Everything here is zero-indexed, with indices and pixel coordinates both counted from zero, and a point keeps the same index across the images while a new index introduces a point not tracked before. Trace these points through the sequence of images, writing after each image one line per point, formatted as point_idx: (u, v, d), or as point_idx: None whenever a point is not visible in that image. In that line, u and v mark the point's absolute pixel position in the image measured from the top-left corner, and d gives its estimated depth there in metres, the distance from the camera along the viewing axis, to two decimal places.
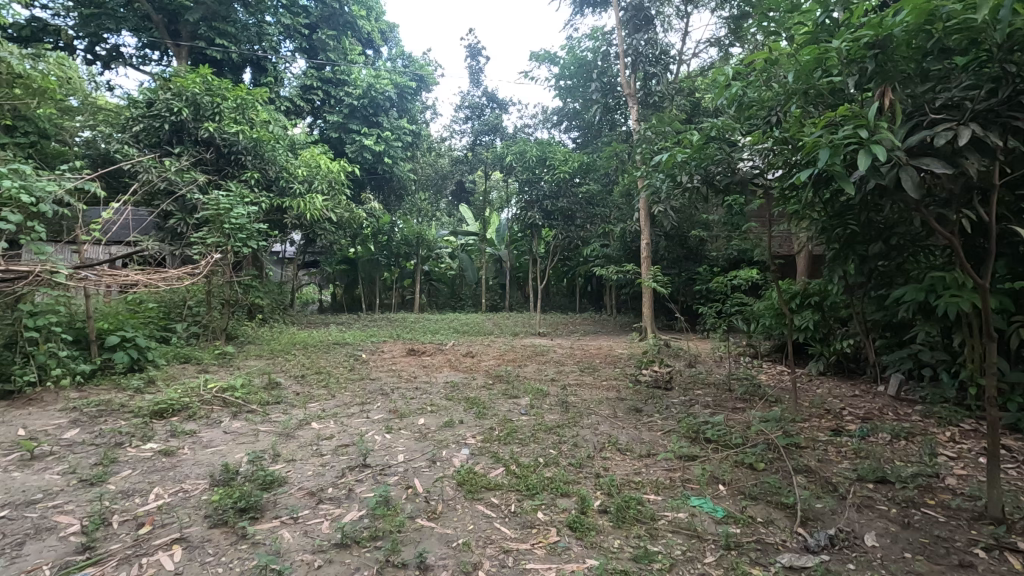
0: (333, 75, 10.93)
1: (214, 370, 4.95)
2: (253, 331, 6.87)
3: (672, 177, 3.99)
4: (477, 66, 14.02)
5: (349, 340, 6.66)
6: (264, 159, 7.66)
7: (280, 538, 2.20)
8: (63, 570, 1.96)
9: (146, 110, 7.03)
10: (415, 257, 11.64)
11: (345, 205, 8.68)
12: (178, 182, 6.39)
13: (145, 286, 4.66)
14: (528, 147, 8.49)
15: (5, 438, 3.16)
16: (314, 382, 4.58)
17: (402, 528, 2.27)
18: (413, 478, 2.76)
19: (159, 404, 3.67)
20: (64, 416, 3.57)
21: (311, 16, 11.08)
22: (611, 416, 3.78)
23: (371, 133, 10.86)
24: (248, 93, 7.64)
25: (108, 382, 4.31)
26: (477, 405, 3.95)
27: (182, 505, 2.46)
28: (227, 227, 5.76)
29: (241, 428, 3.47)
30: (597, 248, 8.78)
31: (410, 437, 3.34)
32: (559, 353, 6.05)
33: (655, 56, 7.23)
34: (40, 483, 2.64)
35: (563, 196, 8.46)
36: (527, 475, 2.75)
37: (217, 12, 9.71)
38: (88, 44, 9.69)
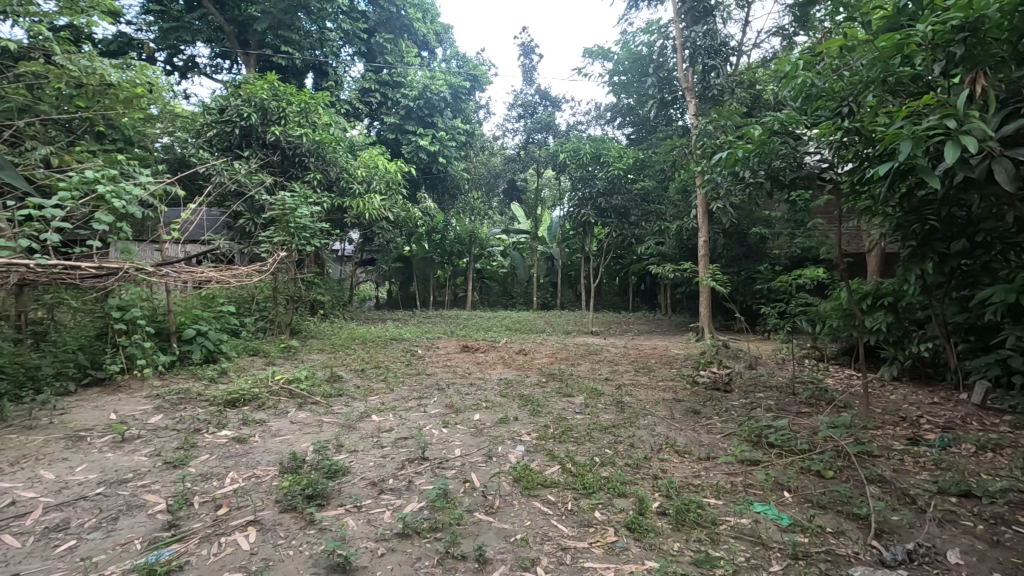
0: (390, 77, 11.24)
1: (281, 363, 5.20)
2: (315, 327, 7.16)
3: (734, 174, 3.86)
4: (529, 65, 14.02)
5: (405, 336, 6.84)
6: (326, 160, 7.95)
7: (345, 525, 2.29)
8: (152, 545, 2.12)
9: (218, 116, 7.45)
10: (467, 255, 11.79)
11: (402, 205, 8.90)
12: (248, 184, 6.73)
13: (219, 282, 4.94)
14: (582, 144, 8.42)
15: (99, 421, 3.44)
16: (374, 376, 4.74)
17: (461, 521, 2.31)
18: (470, 472, 2.80)
19: (232, 393, 3.89)
20: (149, 402, 3.85)
21: (370, 21, 11.48)
22: (668, 417, 3.71)
23: (426, 133, 11.06)
24: (311, 97, 7.95)
25: (186, 372, 4.61)
26: (531, 403, 3.96)
27: (256, 489, 2.60)
28: (292, 227, 6.03)
29: (307, 418, 3.63)
30: (652, 246, 8.61)
31: (466, 432, 3.40)
32: (613, 353, 5.99)
33: (713, 48, 6.95)
34: (131, 463, 2.86)
35: (617, 194, 8.33)
36: (584, 474, 2.74)
37: (282, 21, 10.17)
38: (167, 56, 10.38)
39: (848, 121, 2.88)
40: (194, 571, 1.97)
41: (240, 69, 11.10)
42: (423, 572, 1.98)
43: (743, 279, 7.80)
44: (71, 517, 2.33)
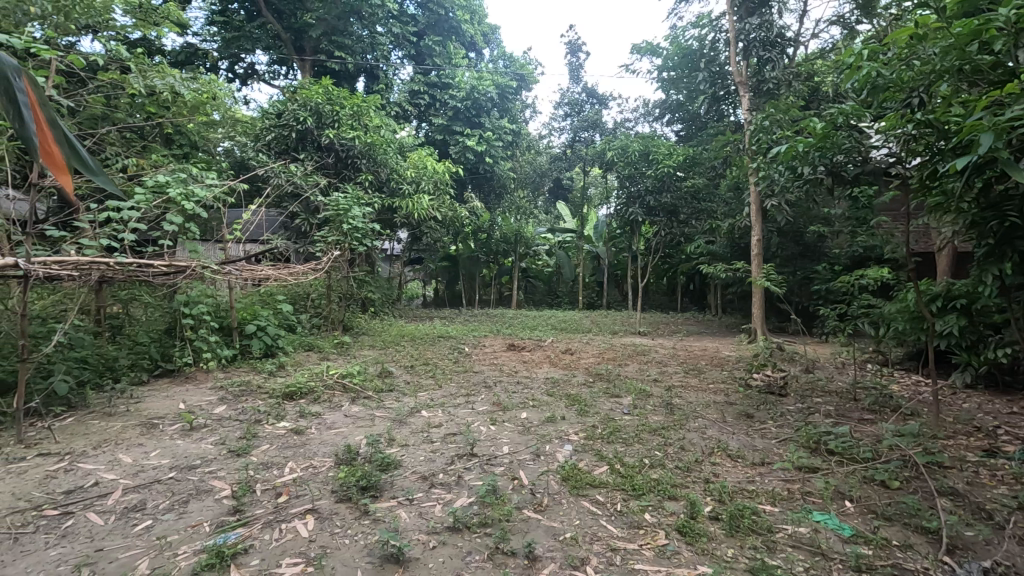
0: (438, 78, 11.42)
1: (334, 358, 5.38)
2: (366, 323, 7.35)
3: (792, 170, 3.72)
4: (576, 64, 13.93)
5: (452, 334, 6.94)
6: (377, 162, 8.15)
7: (398, 517, 2.35)
8: (219, 529, 2.24)
9: (276, 120, 7.78)
10: (513, 254, 11.82)
11: (449, 205, 9.06)
12: (303, 185, 6.99)
13: (277, 280, 5.18)
14: (630, 142, 8.30)
15: (170, 410, 3.65)
16: (422, 372, 4.84)
17: (510, 517, 2.34)
18: (519, 470, 2.82)
19: (289, 387, 4.06)
20: (214, 393, 4.06)
21: (419, 24, 11.73)
22: (720, 420, 3.62)
23: (473, 133, 11.17)
24: (363, 101, 8.17)
25: (246, 365, 4.85)
26: (578, 403, 3.95)
27: (314, 479, 2.70)
28: (345, 226, 6.23)
29: (360, 412, 3.75)
30: (702, 245, 8.40)
31: (514, 430, 3.43)
32: (661, 354, 5.89)
33: (769, 40, 6.72)
34: (199, 450, 3.03)
35: (666, 192, 8.16)
36: (633, 476, 2.71)
37: (336, 27, 10.52)
38: (229, 65, 10.90)
39: (919, 113, 2.74)
40: (259, 554, 2.07)
41: (296, 75, 11.53)
42: (474, 566, 2.01)
43: (799, 280, 7.51)
44: (147, 498, 2.49)
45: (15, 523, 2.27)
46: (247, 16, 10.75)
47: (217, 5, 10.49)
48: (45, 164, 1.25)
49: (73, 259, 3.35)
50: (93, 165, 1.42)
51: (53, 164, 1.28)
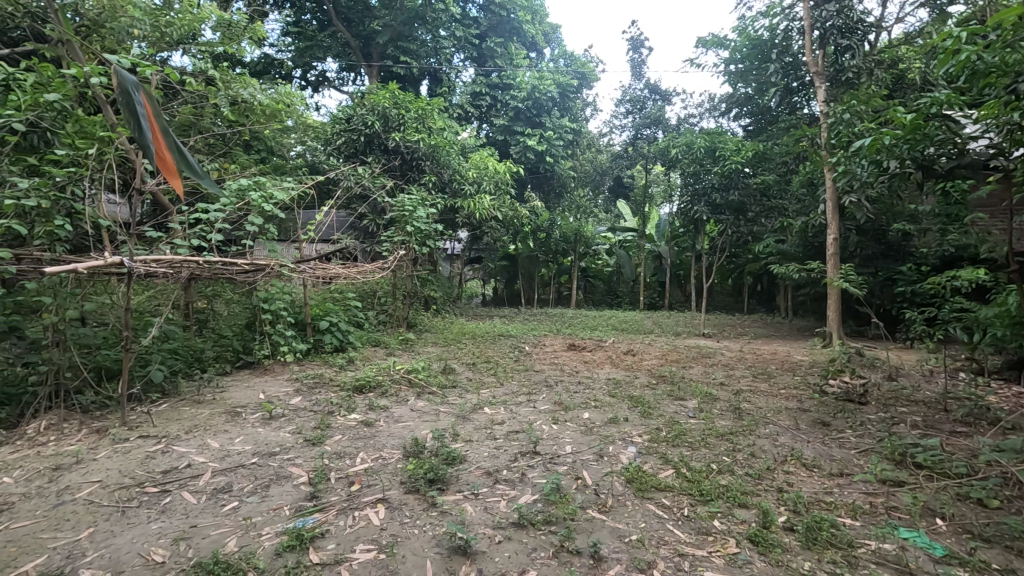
0: (500, 79, 11.54)
1: (399, 354, 5.57)
2: (428, 321, 7.53)
3: (876, 164, 3.52)
4: (638, 60, 13.66)
5: (513, 333, 6.99)
6: (440, 163, 8.35)
7: (464, 510, 2.41)
8: (298, 513, 2.37)
9: (346, 125, 8.10)
10: (573, 253, 11.74)
11: (510, 205, 9.14)
12: (371, 187, 7.25)
13: (347, 278, 5.42)
14: (695, 138, 8.09)
15: (251, 399, 3.89)
16: (485, 370, 4.91)
17: (574, 516, 2.34)
18: (582, 470, 2.81)
19: (359, 380, 4.23)
20: (290, 384, 4.30)
21: (481, 26, 11.91)
22: (793, 427, 3.46)
23: (534, 133, 11.20)
24: (428, 104, 8.36)
25: (319, 359, 5.10)
26: (641, 405, 3.88)
27: (383, 470, 2.80)
28: (411, 226, 6.42)
29: (424, 407, 3.85)
30: (772, 244, 8.05)
31: (577, 430, 3.41)
32: (728, 357, 5.69)
33: (848, 27, 6.35)
34: (278, 438, 3.21)
35: (733, 189, 7.87)
36: (700, 481, 2.64)
37: (401, 32, 10.86)
38: (302, 73, 11.46)
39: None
40: (335, 539, 2.18)
41: (363, 81, 11.99)
42: (540, 563, 2.03)
43: (880, 281, 7.06)
44: (234, 481, 2.68)
45: (122, 497, 2.50)
46: (319, 26, 11.31)
47: (291, 17, 11.08)
48: (159, 170, 1.46)
49: (169, 258, 3.63)
50: (197, 169, 1.64)
51: (166, 170, 1.49)
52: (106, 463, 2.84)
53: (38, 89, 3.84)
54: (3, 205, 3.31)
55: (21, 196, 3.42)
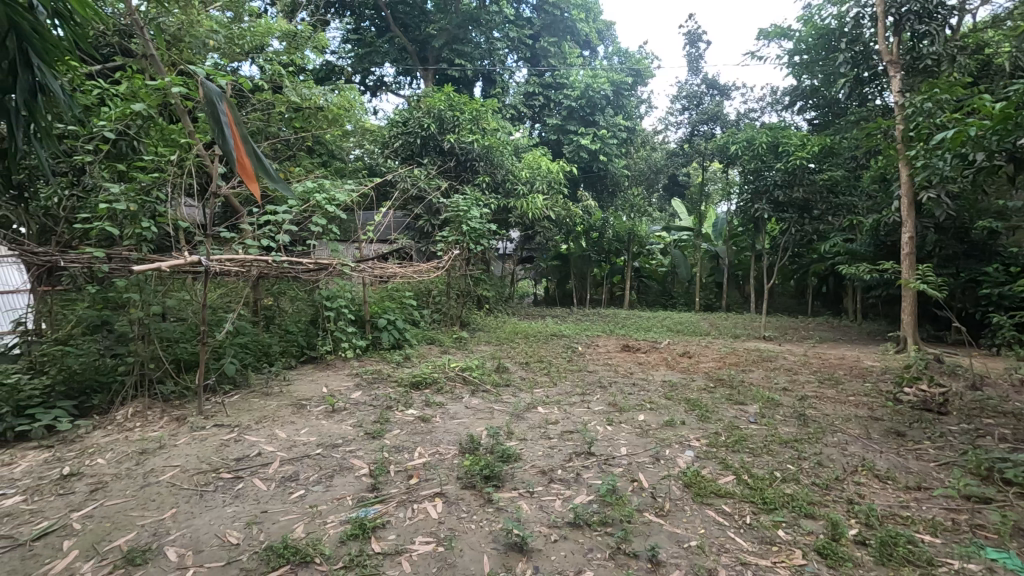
0: (553, 79, 11.52)
1: (454, 352, 5.67)
2: (481, 320, 7.61)
3: (961, 157, 3.28)
4: (695, 54, 13.28)
5: (566, 333, 6.97)
6: (494, 164, 8.42)
7: (520, 507, 2.42)
8: (360, 503, 2.46)
9: (403, 128, 8.32)
10: (626, 253, 11.55)
11: (563, 204, 9.12)
12: (426, 188, 7.42)
13: (404, 277, 5.57)
14: (756, 134, 7.80)
15: (315, 393, 4.07)
16: (538, 369, 4.93)
17: (632, 519, 2.31)
18: (638, 472, 2.78)
19: (416, 376, 4.34)
20: (351, 379, 4.47)
21: (535, 27, 11.97)
22: (864, 436, 3.28)
23: (588, 132, 11.11)
24: (482, 105, 8.45)
25: (377, 355, 5.26)
26: (699, 408, 3.78)
27: (440, 465, 2.86)
28: (465, 226, 6.51)
29: (479, 404, 3.91)
30: (839, 243, 7.65)
31: (632, 431, 3.37)
32: (791, 361, 5.45)
33: (927, 11, 5.96)
34: (341, 431, 3.34)
35: (798, 185, 7.54)
36: (763, 488, 2.55)
37: (456, 36, 11.07)
38: (361, 78, 11.86)
39: None
40: (395, 530, 2.25)
41: (419, 85, 12.27)
42: (596, 564, 2.02)
43: (961, 284, 6.59)
44: (300, 470, 2.80)
45: (200, 481, 2.68)
46: (377, 32, 11.68)
47: (351, 25, 11.50)
48: (240, 175, 1.57)
49: (241, 257, 3.83)
50: (272, 174, 1.75)
51: (246, 174, 1.60)
52: (185, 449, 3.04)
53: (127, 100, 4.15)
54: (98, 208, 3.60)
55: (113, 200, 3.71)
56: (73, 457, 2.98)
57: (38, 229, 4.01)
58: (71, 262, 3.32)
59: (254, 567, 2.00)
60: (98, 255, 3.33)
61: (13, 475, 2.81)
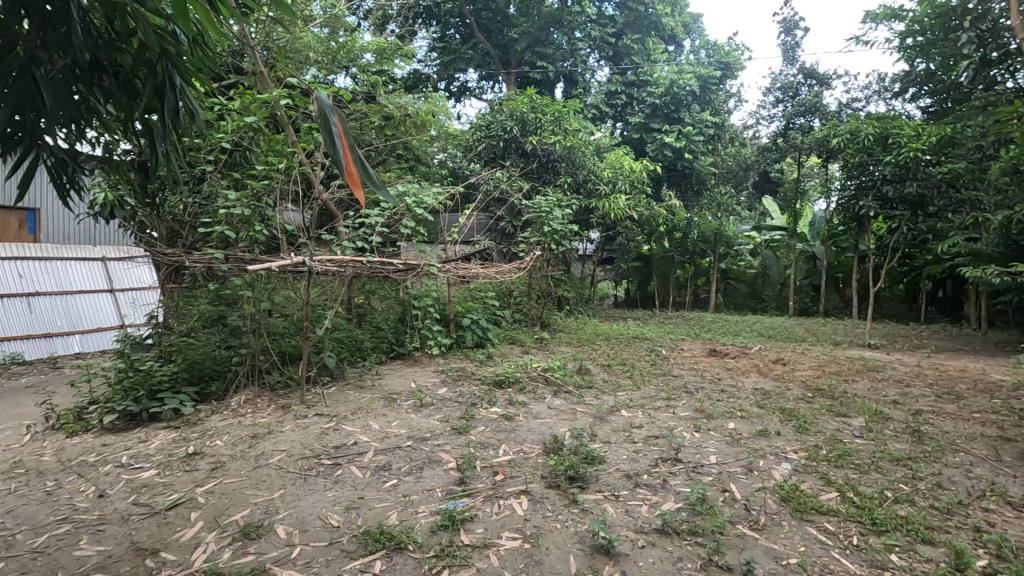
0: (637, 77, 11.28)
1: (535, 352, 5.70)
2: (562, 321, 7.59)
3: None
4: (791, 43, 12.52)
5: (648, 335, 6.82)
6: (576, 164, 8.41)
7: (605, 510, 2.40)
8: (450, 495, 2.54)
9: (486, 131, 8.51)
10: (712, 254, 11.07)
11: (646, 204, 8.90)
12: (509, 190, 7.56)
13: (487, 277, 5.69)
14: (861, 125, 7.20)
15: (405, 388, 4.25)
16: (620, 372, 4.86)
17: (724, 530, 2.22)
18: (729, 482, 2.66)
19: (499, 375, 4.42)
20: (437, 375, 4.63)
21: (618, 24, 11.78)
22: (993, 459, 2.94)
23: (672, 129, 10.77)
24: (564, 106, 8.48)
25: (461, 354, 5.41)
26: (796, 419, 3.56)
27: (525, 463, 2.90)
28: (547, 227, 6.56)
29: (562, 405, 3.91)
30: (960, 243, 6.90)
31: (721, 440, 3.23)
32: (902, 372, 4.99)
33: None
34: (429, 425, 3.47)
35: (911, 180, 6.89)
36: (872, 508, 2.36)
37: (539, 38, 11.26)
38: (446, 84, 12.26)
39: None
40: (483, 524, 2.30)
41: (501, 89, 12.47)
42: (686, 574, 1.97)
43: None
44: (393, 461, 2.94)
45: (304, 466, 2.88)
46: (462, 39, 12.04)
47: (438, 33, 11.97)
48: (347, 181, 1.67)
49: (340, 258, 4.08)
50: (376, 181, 1.84)
51: (352, 182, 1.70)
52: (290, 436, 3.29)
53: (240, 114, 4.55)
54: (218, 213, 3.98)
55: (230, 206, 4.09)
56: (196, 438, 3.31)
57: (167, 232, 4.49)
58: (195, 261, 3.69)
59: (354, 550, 2.13)
60: (218, 256, 3.67)
61: (148, 451, 3.17)
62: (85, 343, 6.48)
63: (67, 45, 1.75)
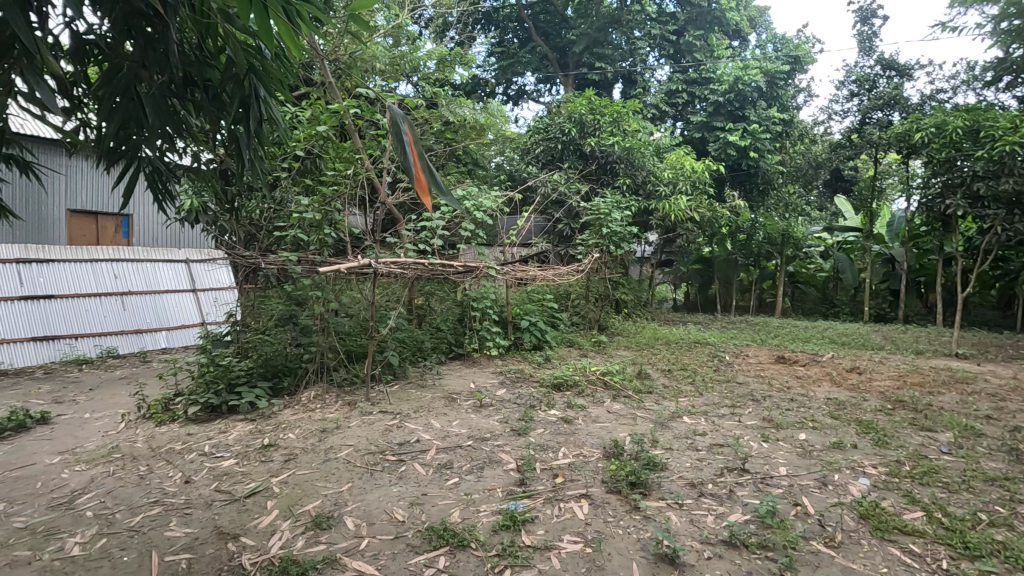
0: (699, 75, 10.98)
1: (593, 355, 5.66)
2: (620, 325, 7.47)
3: None
4: (867, 33, 11.81)
5: (711, 340, 6.62)
6: (635, 165, 8.28)
7: (669, 518, 2.35)
8: (510, 496, 2.57)
9: (544, 134, 8.53)
10: (778, 256, 10.60)
11: (708, 204, 8.62)
12: (567, 192, 7.54)
13: (545, 279, 5.70)
14: (948, 118, 6.69)
15: (464, 388, 4.32)
16: (682, 377, 4.73)
17: (797, 546, 2.12)
18: (802, 496, 2.54)
19: (557, 378, 4.41)
20: (496, 376, 4.68)
21: (679, 21, 11.49)
22: None
23: (736, 128, 10.38)
24: (623, 107, 8.38)
25: (518, 356, 5.44)
26: (875, 431, 3.35)
27: (585, 467, 2.88)
28: (606, 230, 6.49)
29: (622, 409, 3.85)
30: None
31: (792, 451, 3.09)
32: (997, 385, 4.58)
33: None
34: (489, 426, 3.51)
35: (1006, 176, 6.32)
36: (964, 531, 2.19)
37: (597, 39, 11.24)
38: (504, 88, 12.42)
39: None
40: (544, 526, 2.31)
41: (559, 91, 12.47)
42: None
43: None
44: (454, 459, 3.00)
45: (370, 461, 2.99)
46: (520, 43, 12.15)
47: (496, 39, 12.15)
48: (416, 188, 1.72)
49: (404, 261, 4.19)
50: (443, 188, 1.88)
51: (420, 189, 1.74)
52: (357, 431, 3.41)
53: (311, 123, 4.78)
54: (291, 217, 4.20)
55: (303, 212, 4.31)
56: (271, 431, 3.50)
57: (245, 235, 4.78)
58: (270, 263, 3.90)
59: (419, 544, 2.18)
60: (291, 258, 3.88)
61: (228, 441, 3.38)
62: (171, 339, 6.97)
63: (164, 63, 1.89)
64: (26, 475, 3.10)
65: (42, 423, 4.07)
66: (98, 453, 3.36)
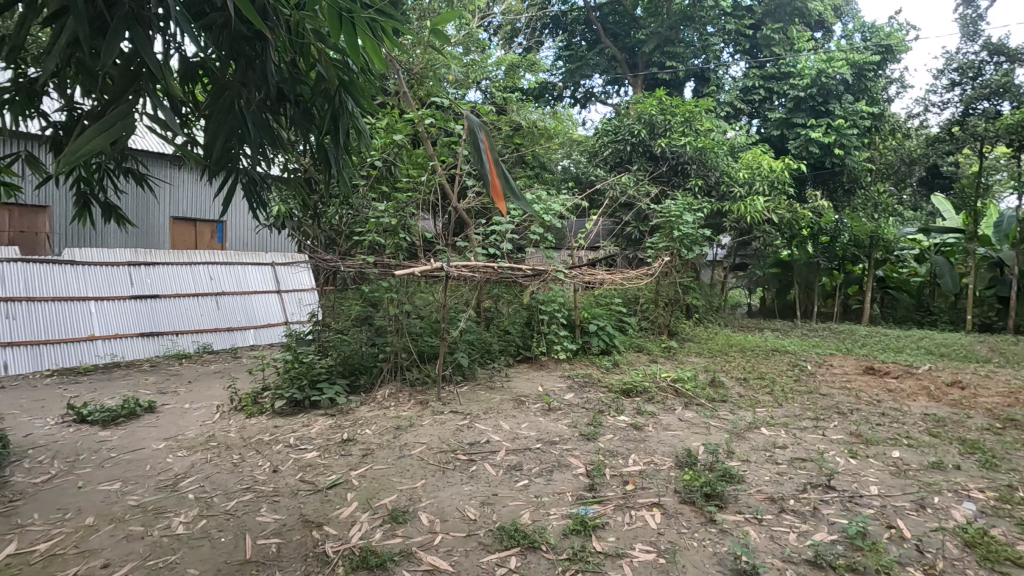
0: (777, 69, 10.48)
1: (663, 361, 5.53)
2: (690, 330, 7.23)
3: None
4: (971, 16, 10.80)
5: (790, 348, 6.28)
6: (707, 166, 8.02)
7: (747, 533, 2.26)
8: (580, 501, 2.55)
9: (613, 135, 8.42)
10: (866, 259, 9.89)
11: (787, 205, 8.19)
12: (636, 195, 7.41)
13: (613, 283, 5.62)
14: None
15: (532, 391, 4.35)
16: (759, 387, 4.52)
17: (891, 571, 1.98)
18: (896, 518, 2.36)
19: (626, 384, 4.33)
20: (563, 380, 4.67)
21: (756, 15, 11.01)
22: None
23: (820, 123, 9.79)
24: (696, 106, 8.14)
25: (586, 360, 5.41)
26: (981, 452, 3.06)
27: (657, 475, 2.82)
28: (677, 232, 6.33)
29: (694, 418, 3.73)
30: None
31: (884, 469, 2.88)
32: None
33: None
34: (557, 429, 3.51)
35: None
36: None
37: (668, 37, 10.99)
38: (572, 91, 12.41)
39: None
40: (615, 533, 2.28)
41: (627, 92, 12.31)
42: None
43: None
44: (523, 461, 3.03)
45: (442, 459, 3.07)
46: (588, 44, 12.09)
47: (564, 42, 12.16)
48: (491, 194, 1.76)
49: (474, 264, 4.26)
50: (518, 194, 1.91)
51: (495, 196, 1.78)
52: (429, 430, 3.51)
53: (387, 132, 4.98)
54: (369, 222, 4.40)
55: (379, 217, 4.49)
56: (349, 426, 3.68)
57: (325, 239, 5.05)
58: (348, 265, 4.09)
59: (491, 543, 2.22)
60: (368, 262, 4.05)
61: (310, 434, 3.58)
62: (258, 337, 7.48)
63: (263, 82, 2.05)
64: (138, 458, 3.43)
65: (150, 411, 4.48)
66: (198, 441, 3.66)
